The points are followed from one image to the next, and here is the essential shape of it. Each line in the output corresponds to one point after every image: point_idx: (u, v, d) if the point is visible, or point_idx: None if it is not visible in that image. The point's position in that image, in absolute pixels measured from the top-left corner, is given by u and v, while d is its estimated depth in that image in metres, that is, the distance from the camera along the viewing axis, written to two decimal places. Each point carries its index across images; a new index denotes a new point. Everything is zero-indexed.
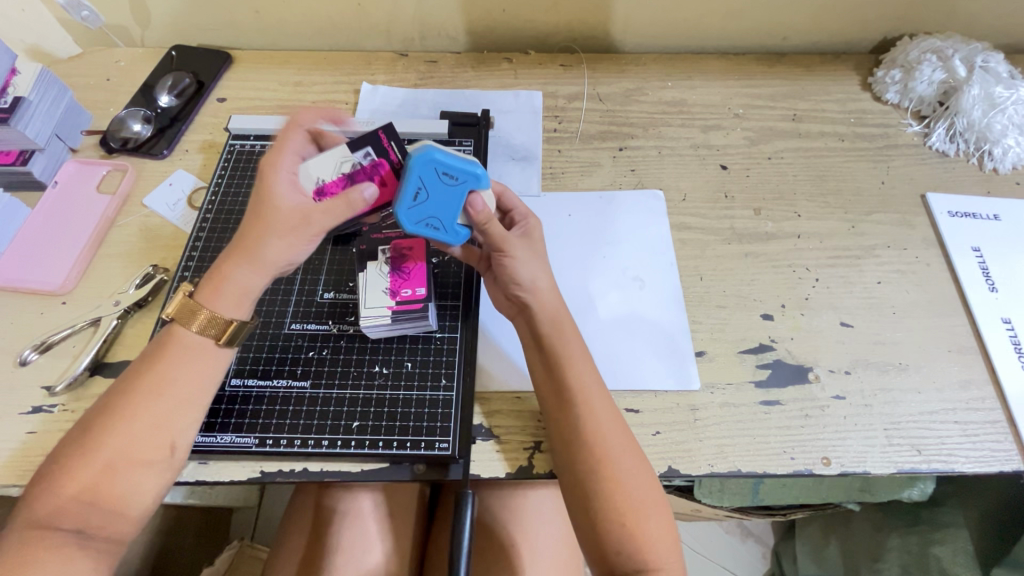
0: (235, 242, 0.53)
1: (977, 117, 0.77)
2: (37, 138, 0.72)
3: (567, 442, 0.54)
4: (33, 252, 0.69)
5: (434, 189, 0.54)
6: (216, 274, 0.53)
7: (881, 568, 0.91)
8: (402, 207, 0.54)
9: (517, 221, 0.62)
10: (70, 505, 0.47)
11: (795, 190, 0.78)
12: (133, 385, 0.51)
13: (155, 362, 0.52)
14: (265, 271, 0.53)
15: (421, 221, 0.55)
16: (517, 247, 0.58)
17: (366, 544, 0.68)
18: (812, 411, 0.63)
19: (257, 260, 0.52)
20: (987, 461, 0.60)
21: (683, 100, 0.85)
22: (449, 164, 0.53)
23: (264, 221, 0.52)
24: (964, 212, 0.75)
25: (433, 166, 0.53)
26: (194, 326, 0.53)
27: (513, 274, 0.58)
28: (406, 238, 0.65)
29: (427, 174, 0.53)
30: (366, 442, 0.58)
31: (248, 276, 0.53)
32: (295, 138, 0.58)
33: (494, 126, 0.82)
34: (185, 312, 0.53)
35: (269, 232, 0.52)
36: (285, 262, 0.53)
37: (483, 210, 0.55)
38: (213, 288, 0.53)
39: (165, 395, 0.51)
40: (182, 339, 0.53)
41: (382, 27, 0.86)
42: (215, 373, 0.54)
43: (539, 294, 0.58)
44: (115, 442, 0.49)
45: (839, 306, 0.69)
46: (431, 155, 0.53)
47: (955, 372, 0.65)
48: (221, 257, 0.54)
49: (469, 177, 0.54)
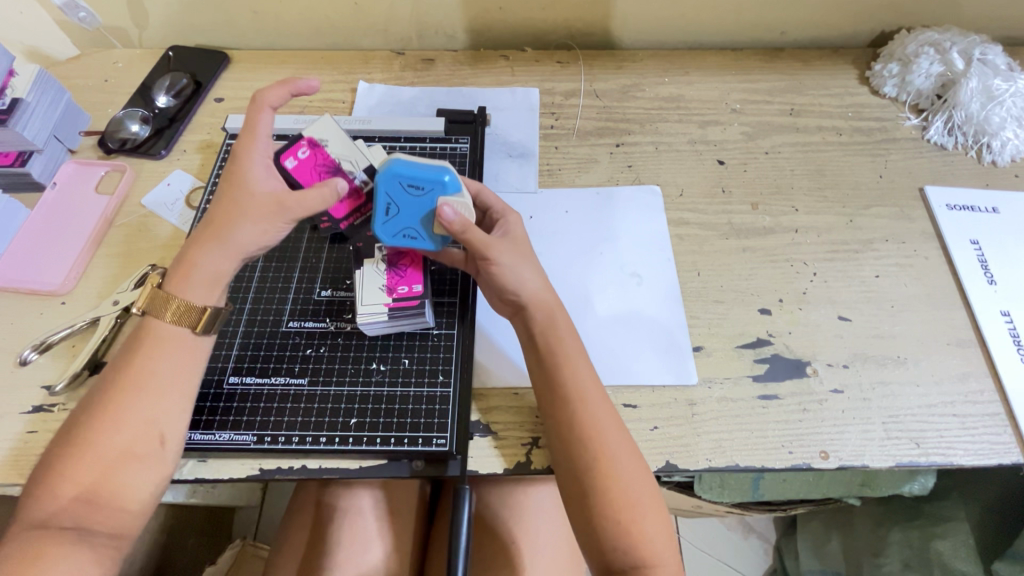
0: (206, 227, 0.54)
1: (975, 109, 0.77)
2: (35, 139, 0.72)
3: (562, 439, 0.55)
4: (32, 253, 0.69)
5: (402, 201, 0.54)
6: (185, 260, 0.54)
7: (883, 562, 0.91)
8: (377, 222, 0.56)
9: (499, 220, 0.62)
10: (71, 506, 0.48)
11: (793, 184, 0.77)
12: (116, 382, 0.51)
13: (137, 358, 0.52)
14: (235, 256, 0.54)
15: (397, 233, 0.57)
16: (502, 252, 0.57)
17: (366, 541, 0.69)
18: (810, 405, 0.63)
19: (227, 245, 0.53)
20: (985, 454, 0.60)
21: (680, 95, 0.85)
22: (414, 176, 0.53)
23: (235, 206, 0.54)
24: (963, 205, 0.75)
25: (398, 180, 0.53)
26: (166, 317, 0.53)
27: (503, 282, 0.57)
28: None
29: (394, 189, 0.54)
30: (364, 439, 0.58)
31: (220, 261, 0.54)
32: (265, 121, 0.56)
33: (492, 124, 0.82)
34: (159, 304, 0.53)
35: (241, 216, 0.53)
36: (256, 247, 0.55)
37: (456, 220, 0.54)
38: (183, 276, 0.54)
39: (149, 389, 0.51)
40: (158, 331, 0.53)
41: (379, 25, 0.86)
42: (197, 363, 0.54)
43: (529, 298, 0.58)
44: (107, 440, 0.49)
45: (837, 300, 0.69)
46: (394, 170, 0.53)
47: (954, 366, 0.65)
48: (191, 243, 0.55)
49: (435, 184, 0.53)
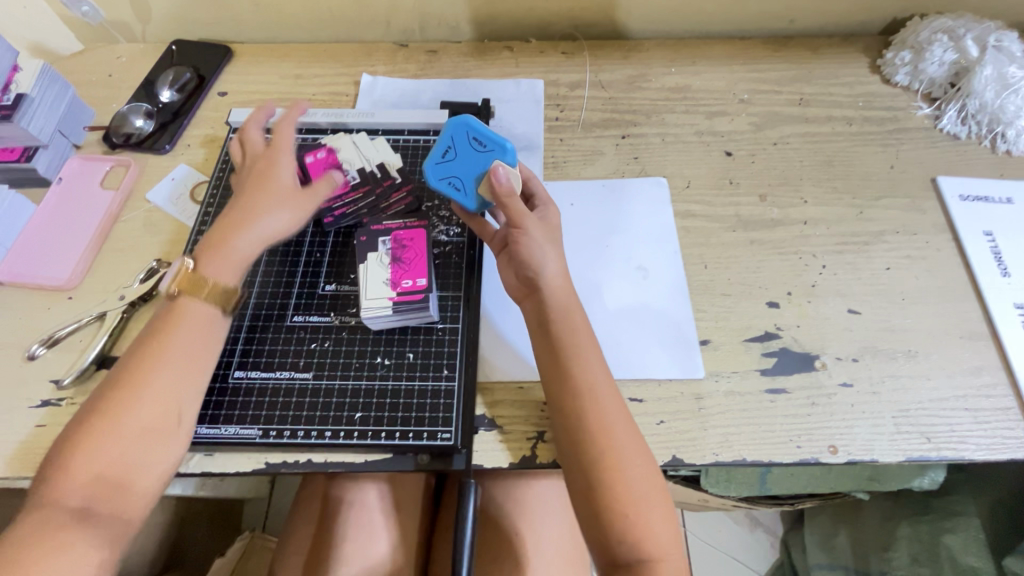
0: (236, 215, 0.58)
1: (990, 98, 0.75)
2: (40, 134, 0.72)
3: (572, 426, 0.54)
4: (38, 249, 0.69)
5: (462, 150, 0.60)
6: (211, 241, 0.57)
7: (891, 556, 0.90)
8: (430, 161, 0.60)
9: (538, 208, 0.63)
10: (83, 486, 0.48)
11: (802, 175, 0.76)
12: (136, 361, 0.52)
13: (157, 336, 0.53)
14: (262, 238, 0.58)
15: (444, 178, 0.61)
16: (533, 227, 0.59)
17: (372, 535, 0.69)
18: (819, 399, 0.62)
19: (257, 229, 0.58)
20: (998, 449, 0.59)
21: (687, 86, 0.84)
22: (481, 131, 0.59)
23: (264, 194, 0.60)
24: (976, 196, 0.73)
25: (467, 131, 0.59)
26: (195, 297, 0.55)
27: (526, 255, 0.58)
28: (408, 230, 0.65)
29: (460, 137, 0.60)
30: (369, 433, 0.58)
31: (248, 241, 0.58)
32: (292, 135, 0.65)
33: (496, 116, 0.81)
34: (188, 284, 0.55)
35: (270, 202, 0.59)
36: (283, 231, 0.60)
37: (506, 183, 0.58)
38: (216, 257, 0.56)
39: (168, 367, 0.52)
40: (182, 310, 0.55)
41: (382, 17, 0.86)
42: (215, 345, 0.56)
43: (546, 277, 0.58)
44: (125, 416, 0.50)
45: (847, 293, 0.68)
46: (467, 121, 0.59)
47: (966, 359, 0.64)
48: (216, 227, 0.58)
49: (496, 147, 0.59)
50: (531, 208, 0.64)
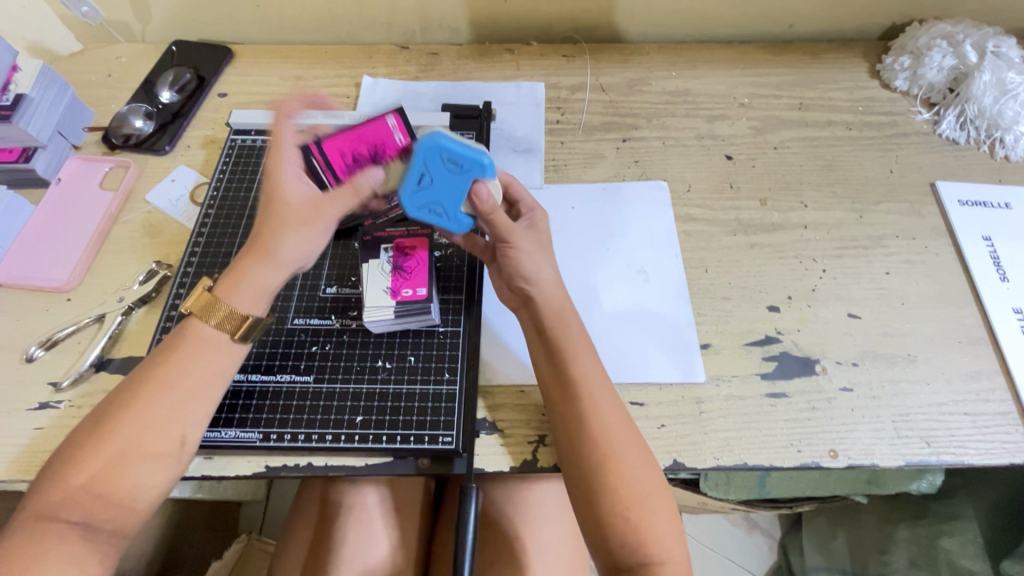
0: (251, 241, 0.54)
1: (988, 103, 0.75)
2: (39, 135, 0.72)
3: (570, 435, 0.54)
4: (36, 251, 0.69)
5: (438, 175, 0.54)
6: (234, 271, 0.54)
7: (889, 560, 0.91)
8: (404, 190, 0.55)
9: (524, 213, 0.62)
10: (78, 495, 0.47)
11: (802, 179, 0.77)
12: (146, 379, 0.51)
13: (173, 355, 0.52)
14: (283, 265, 0.54)
15: (423, 206, 0.56)
16: (522, 238, 0.58)
17: (371, 539, 0.69)
18: (819, 404, 0.62)
19: (274, 256, 0.54)
20: (997, 453, 0.59)
21: (687, 89, 0.84)
22: (456, 151, 0.53)
23: (277, 215, 0.54)
24: (975, 201, 0.74)
25: (439, 152, 0.53)
26: (211, 322, 0.53)
27: (518, 267, 0.58)
28: (329, 151, 0.58)
29: (433, 161, 0.53)
30: (369, 437, 0.58)
31: (267, 273, 0.54)
32: (289, 129, 0.58)
33: (496, 119, 0.81)
34: (207, 309, 0.54)
35: (283, 225, 0.54)
36: (301, 254, 0.55)
37: (489, 200, 0.56)
38: (231, 284, 0.54)
39: (181, 390, 0.51)
40: (200, 334, 0.53)
41: (383, 19, 0.85)
42: (229, 368, 0.54)
43: (540, 287, 0.58)
44: (127, 433, 0.49)
45: (847, 297, 0.68)
46: (439, 142, 0.53)
47: (965, 364, 0.64)
48: (239, 254, 0.55)
49: (474, 165, 0.54)
50: (517, 214, 0.62)
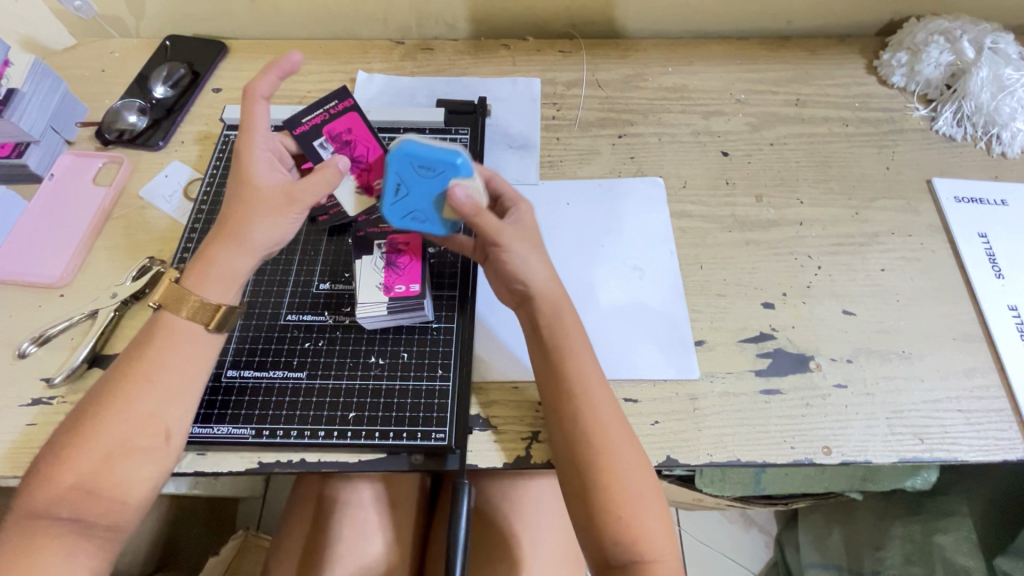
0: (219, 229, 0.54)
1: (985, 99, 0.75)
2: (32, 130, 0.71)
3: (566, 434, 0.54)
4: (28, 247, 0.69)
5: (412, 182, 0.54)
6: (204, 258, 0.54)
7: (884, 556, 0.91)
8: (385, 203, 0.55)
9: (511, 208, 0.61)
10: (67, 494, 0.47)
11: (798, 176, 0.76)
12: (126, 374, 0.51)
13: (151, 349, 0.52)
14: (253, 252, 0.54)
15: (406, 215, 0.56)
16: (512, 240, 0.56)
17: (367, 534, 0.69)
18: (813, 400, 0.62)
19: (244, 243, 0.53)
20: (991, 450, 0.59)
21: (683, 85, 0.84)
22: (425, 157, 0.52)
23: (247, 203, 0.54)
24: (971, 197, 0.74)
25: (409, 160, 0.52)
26: (183, 313, 0.53)
27: (514, 267, 0.57)
28: (338, 121, 0.60)
29: (405, 169, 0.53)
30: (362, 433, 0.58)
31: (236, 261, 0.54)
32: (261, 113, 0.56)
33: (492, 114, 0.81)
34: (177, 300, 0.53)
35: (252, 210, 0.53)
36: (270, 241, 0.54)
37: (467, 204, 0.53)
38: (200, 272, 0.53)
39: (163, 384, 0.51)
40: (175, 326, 0.53)
41: (378, 14, 0.85)
42: (207, 359, 0.54)
43: (536, 285, 0.57)
44: (113, 430, 0.49)
45: (842, 294, 0.68)
46: (406, 151, 0.51)
47: (960, 360, 0.64)
48: (207, 241, 0.54)
49: (447, 166, 0.53)
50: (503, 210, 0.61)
